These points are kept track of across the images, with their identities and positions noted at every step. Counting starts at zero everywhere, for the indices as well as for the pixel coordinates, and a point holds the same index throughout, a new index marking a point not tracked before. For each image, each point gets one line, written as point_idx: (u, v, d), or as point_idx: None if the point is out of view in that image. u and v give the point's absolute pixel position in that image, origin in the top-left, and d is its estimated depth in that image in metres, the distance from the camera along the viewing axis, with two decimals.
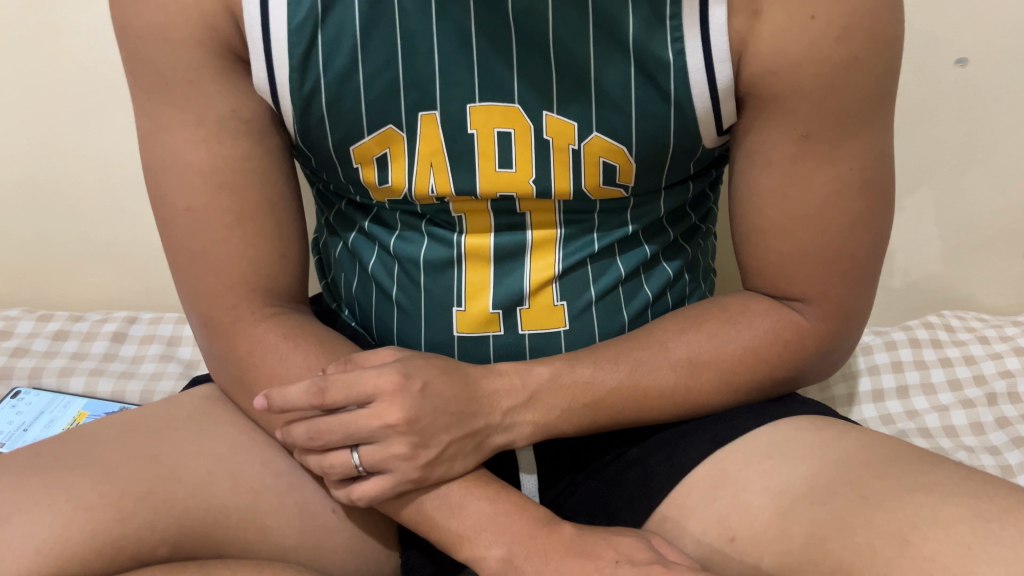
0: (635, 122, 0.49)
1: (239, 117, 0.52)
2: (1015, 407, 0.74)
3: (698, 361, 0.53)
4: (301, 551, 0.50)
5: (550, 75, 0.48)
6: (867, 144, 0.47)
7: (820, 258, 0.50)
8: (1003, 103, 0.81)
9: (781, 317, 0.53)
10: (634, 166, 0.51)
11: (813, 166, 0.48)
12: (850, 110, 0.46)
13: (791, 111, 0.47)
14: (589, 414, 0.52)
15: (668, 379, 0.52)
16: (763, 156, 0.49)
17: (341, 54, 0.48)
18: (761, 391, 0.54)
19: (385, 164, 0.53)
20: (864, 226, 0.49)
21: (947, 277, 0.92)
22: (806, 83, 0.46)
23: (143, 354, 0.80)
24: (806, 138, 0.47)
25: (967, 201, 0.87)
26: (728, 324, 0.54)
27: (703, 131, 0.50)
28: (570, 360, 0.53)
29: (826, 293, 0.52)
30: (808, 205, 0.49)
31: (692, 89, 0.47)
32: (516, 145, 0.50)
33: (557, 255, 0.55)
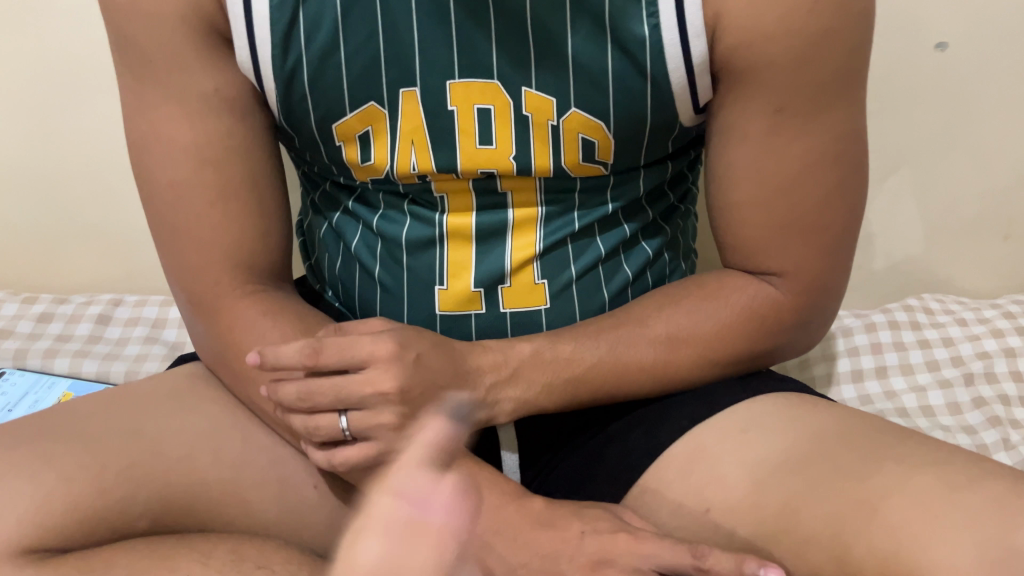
0: (613, 97, 0.50)
1: (225, 95, 0.52)
2: (991, 388, 0.75)
3: (675, 338, 0.53)
4: (283, 527, 0.50)
5: (529, 51, 0.49)
6: (838, 117, 0.48)
7: (793, 232, 0.51)
8: (980, 87, 0.82)
9: (758, 291, 0.54)
10: (613, 141, 0.52)
11: (785, 140, 0.49)
12: (820, 84, 0.47)
13: (766, 85, 0.47)
14: (565, 387, 0.52)
15: (647, 354, 0.53)
16: (737, 131, 0.50)
17: (322, 31, 0.49)
18: (740, 366, 0.55)
19: (367, 142, 0.53)
20: (837, 197, 0.50)
21: (926, 261, 0.94)
22: (779, 57, 0.46)
23: (128, 335, 0.80)
24: (780, 112, 0.48)
25: (945, 185, 0.88)
26: (702, 301, 0.55)
27: (681, 108, 0.51)
28: (552, 337, 0.54)
29: (801, 267, 0.53)
30: (782, 178, 0.50)
31: (668, 63, 0.48)
32: (496, 121, 0.51)
33: (537, 235, 0.56)
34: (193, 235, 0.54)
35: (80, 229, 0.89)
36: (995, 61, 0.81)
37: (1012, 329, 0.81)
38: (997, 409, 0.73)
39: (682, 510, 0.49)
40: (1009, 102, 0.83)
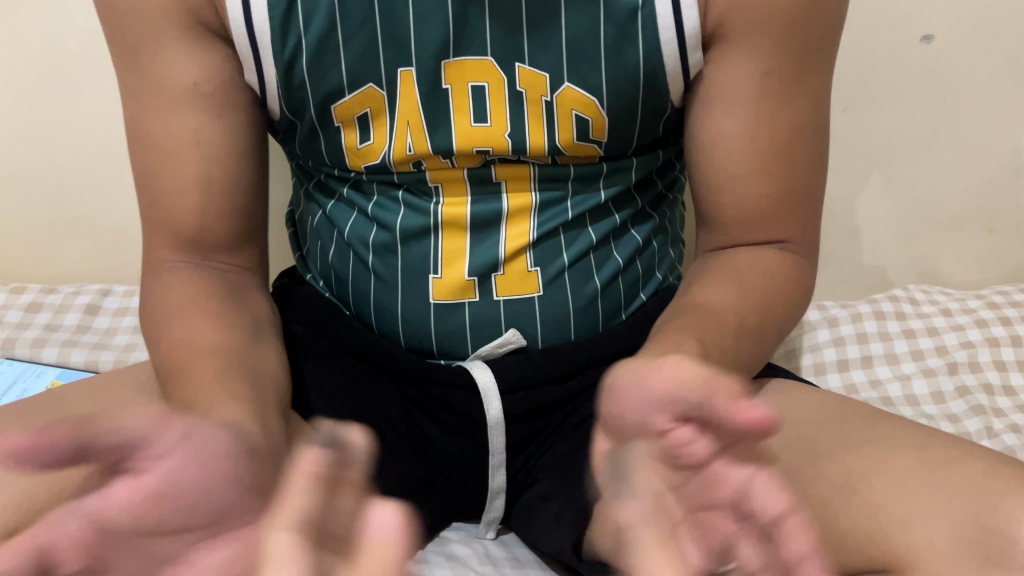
0: (606, 72, 0.50)
1: (201, 90, 0.53)
2: (974, 376, 0.76)
3: (763, 321, 0.52)
4: None
5: (520, 29, 0.50)
6: (816, 82, 0.52)
7: (791, 199, 0.53)
8: (964, 80, 0.83)
9: (777, 260, 0.54)
10: (607, 118, 0.52)
11: (773, 105, 0.51)
12: (800, 48, 0.50)
13: (752, 50, 0.50)
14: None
15: (745, 336, 0.51)
16: (725, 102, 0.52)
17: (320, 14, 0.49)
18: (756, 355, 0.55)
19: (365, 123, 0.54)
20: (816, 156, 0.54)
21: (912, 254, 0.95)
22: (765, 20, 0.49)
23: (117, 325, 0.80)
24: (767, 75, 0.51)
25: (931, 176, 0.89)
26: (761, 276, 0.54)
27: (672, 83, 0.52)
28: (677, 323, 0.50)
29: (805, 231, 0.55)
30: (773, 143, 0.52)
31: (661, 35, 0.49)
32: (491, 98, 0.51)
33: (531, 224, 0.56)
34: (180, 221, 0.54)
35: (67, 220, 0.89)
36: (979, 54, 0.82)
37: (995, 318, 0.82)
38: (980, 398, 0.74)
39: None
40: (993, 93, 0.84)
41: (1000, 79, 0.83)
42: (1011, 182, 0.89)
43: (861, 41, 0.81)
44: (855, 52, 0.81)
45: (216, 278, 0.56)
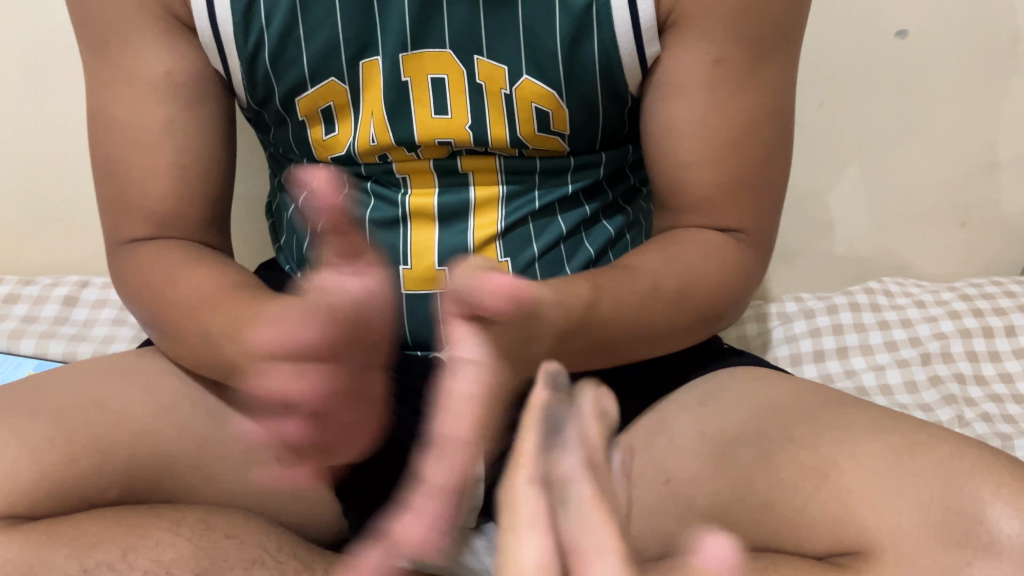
0: (564, 65, 0.50)
1: (173, 80, 0.54)
2: (946, 367, 0.77)
3: (684, 294, 0.52)
4: (247, 496, 0.51)
5: (478, 22, 0.50)
6: (774, 73, 0.52)
7: (738, 188, 0.53)
8: (937, 75, 0.84)
9: (730, 245, 0.54)
10: (567, 110, 0.53)
11: (727, 89, 0.51)
12: (761, 35, 0.50)
13: (708, 35, 0.50)
14: (596, 336, 0.49)
15: (716, 272, 0.53)
16: (677, 88, 0.52)
17: (280, 9, 0.49)
18: (688, 340, 0.54)
19: (329, 116, 0.54)
20: (774, 151, 0.53)
21: (884, 245, 0.96)
22: (721, 4, 0.49)
23: (95, 316, 0.80)
24: (719, 63, 0.50)
25: (904, 170, 0.91)
26: (698, 253, 0.53)
27: (629, 73, 0.52)
28: (660, 253, 0.53)
29: (757, 225, 0.54)
30: (731, 128, 0.51)
31: (617, 31, 0.49)
32: (450, 90, 0.52)
33: (498, 214, 0.57)
34: (156, 209, 0.54)
35: (42, 211, 0.89)
36: (952, 48, 0.82)
37: (968, 310, 0.84)
38: (952, 387, 0.75)
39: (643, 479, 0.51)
40: (967, 88, 0.85)
41: (974, 74, 0.84)
42: (983, 175, 0.91)
43: (838, 36, 0.81)
44: (831, 48, 0.82)
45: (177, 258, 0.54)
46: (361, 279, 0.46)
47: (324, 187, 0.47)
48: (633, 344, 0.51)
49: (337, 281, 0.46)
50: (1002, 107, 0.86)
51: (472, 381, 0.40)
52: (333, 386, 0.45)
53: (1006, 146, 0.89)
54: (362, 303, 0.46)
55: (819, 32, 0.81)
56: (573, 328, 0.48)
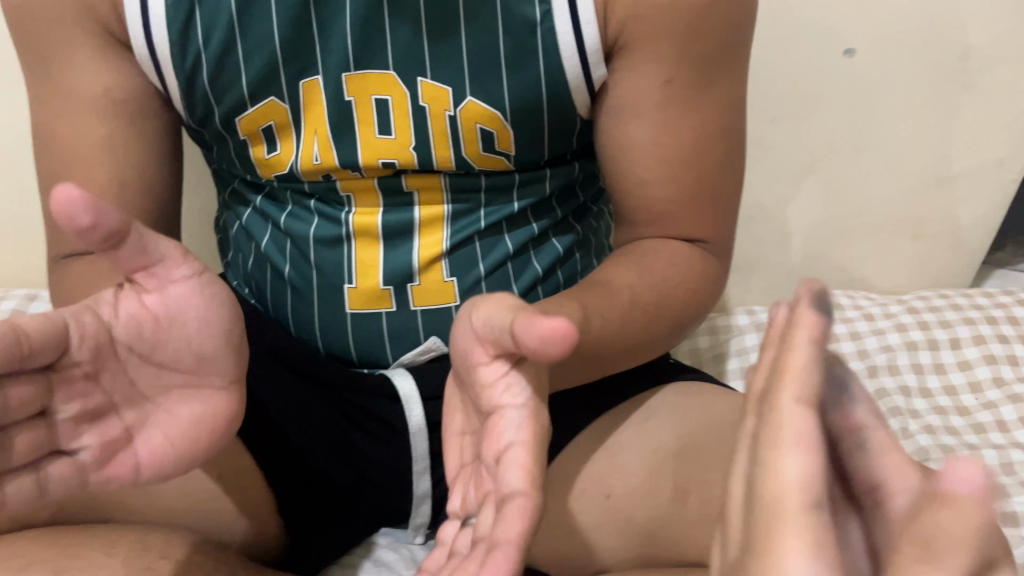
0: (507, 88, 0.51)
1: (113, 96, 0.53)
2: (892, 379, 0.79)
3: (656, 303, 0.53)
4: (191, 515, 0.51)
5: (420, 39, 0.50)
6: (721, 91, 0.53)
7: (697, 200, 0.54)
8: (887, 93, 0.86)
9: (695, 255, 0.55)
10: (511, 131, 0.53)
11: (676, 106, 0.52)
12: (706, 57, 0.51)
13: (656, 55, 0.51)
14: (577, 352, 0.49)
15: (681, 281, 0.54)
16: (627, 106, 0.53)
17: (218, 28, 0.49)
18: (657, 348, 0.55)
19: (271, 135, 0.54)
20: (731, 167, 0.55)
21: (836, 258, 0.98)
22: (668, 24, 0.50)
23: None
24: (669, 83, 0.52)
25: (855, 186, 0.92)
26: (667, 265, 0.54)
27: (577, 97, 0.52)
28: (638, 262, 0.54)
29: (717, 233, 0.56)
30: (682, 145, 0.53)
31: (563, 54, 0.50)
32: (394, 110, 0.52)
33: (444, 233, 0.57)
34: None
35: None
36: (901, 67, 0.84)
37: (915, 323, 0.85)
38: (897, 400, 0.77)
39: (586, 494, 0.52)
40: (917, 105, 0.86)
41: (923, 91, 0.85)
42: (933, 190, 0.93)
43: (787, 51, 0.82)
44: (781, 63, 0.83)
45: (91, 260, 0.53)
46: (164, 291, 0.41)
47: (92, 219, 0.35)
48: (617, 356, 0.53)
49: (136, 305, 0.41)
50: (954, 123, 0.88)
51: (521, 425, 0.39)
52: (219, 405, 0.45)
53: (958, 162, 0.90)
54: (182, 315, 0.42)
55: (769, 48, 0.82)
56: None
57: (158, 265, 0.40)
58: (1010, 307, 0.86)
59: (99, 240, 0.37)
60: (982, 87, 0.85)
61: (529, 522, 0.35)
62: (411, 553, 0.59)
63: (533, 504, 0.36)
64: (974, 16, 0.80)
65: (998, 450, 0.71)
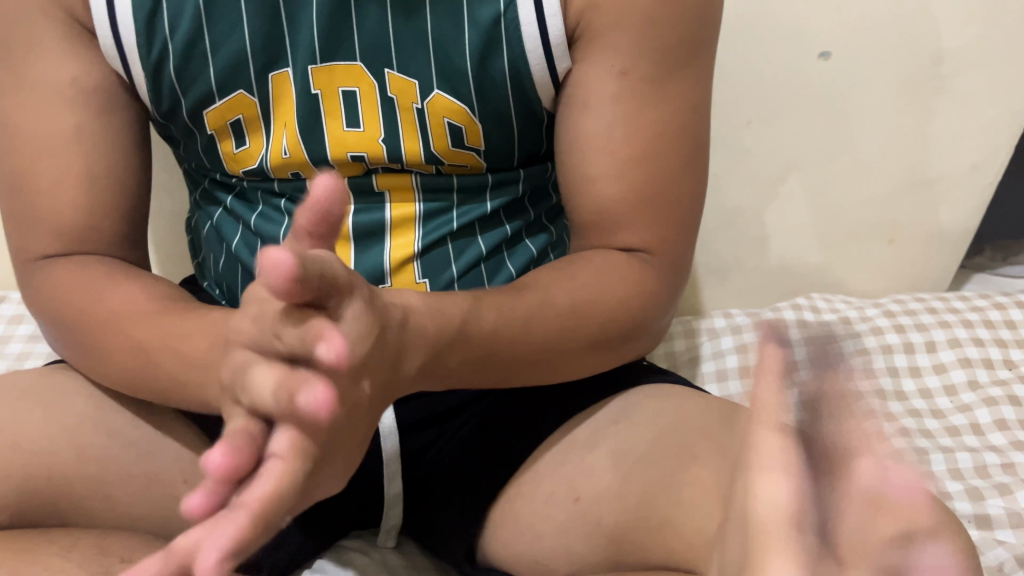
0: (474, 80, 0.51)
1: (81, 89, 0.53)
2: (868, 382, 0.79)
3: (577, 311, 0.50)
4: (151, 521, 0.50)
5: (387, 30, 0.50)
6: (682, 87, 0.52)
7: (645, 203, 0.52)
8: (862, 97, 0.86)
9: (633, 264, 0.52)
10: (480, 124, 0.53)
11: (631, 99, 0.51)
12: (668, 50, 0.50)
13: (616, 48, 0.50)
14: (474, 350, 0.47)
15: (618, 292, 0.52)
16: (585, 98, 0.52)
17: (185, 19, 0.49)
18: (596, 364, 0.53)
19: (239, 129, 0.54)
20: (688, 168, 0.52)
21: (812, 262, 0.99)
22: (629, 14, 0.49)
23: (11, 333, 0.78)
24: (625, 74, 0.51)
25: (831, 192, 0.93)
26: (597, 273, 0.52)
27: (541, 91, 0.53)
28: (558, 272, 0.52)
29: (659, 243, 0.53)
30: (637, 141, 0.51)
31: (527, 44, 0.50)
32: (362, 103, 0.52)
33: (416, 234, 0.57)
34: (65, 221, 0.53)
35: None
36: (876, 70, 0.84)
37: (891, 326, 0.85)
38: (873, 402, 0.77)
39: (555, 497, 0.52)
40: (893, 108, 0.87)
41: (899, 93, 0.85)
42: (907, 194, 0.93)
43: (763, 54, 0.82)
44: (757, 64, 0.83)
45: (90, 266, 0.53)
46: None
47: (339, 212, 0.36)
48: (538, 365, 0.50)
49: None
50: (930, 126, 0.88)
51: (320, 381, 0.34)
52: (246, 403, 0.40)
53: (933, 166, 0.91)
54: None
55: (745, 48, 0.82)
56: (446, 345, 0.45)
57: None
58: (986, 310, 0.86)
59: (314, 223, 0.35)
60: (957, 90, 0.85)
61: (284, 486, 0.34)
62: (383, 557, 0.58)
63: (291, 470, 0.34)
64: (949, 18, 0.80)
65: (973, 453, 0.71)
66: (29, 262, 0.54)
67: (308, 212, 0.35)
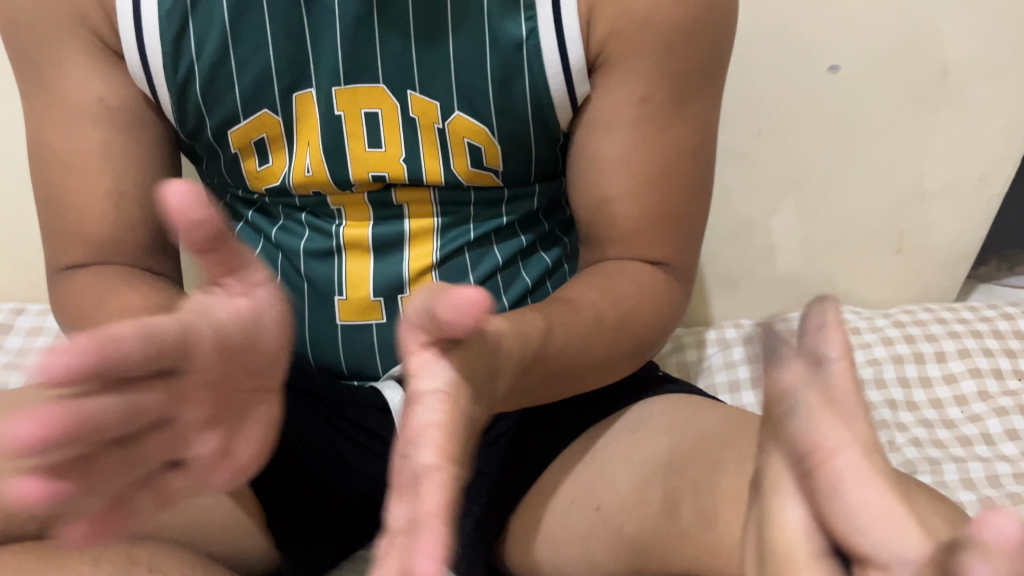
0: (494, 103, 0.52)
1: (109, 105, 0.53)
2: (879, 393, 0.79)
3: (621, 325, 0.52)
4: (176, 528, 0.51)
5: (410, 55, 0.51)
6: (696, 112, 0.54)
7: (665, 219, 0.54)
8: (870, 111, 0.87)
9: (657, 277, 0.55)
10: (498, 145, 0.54)
11: (650, 124, 0.53)
12: (685, 77, 0.52)
13: (634, 74, 0.52)
14: (547, 370, 0.48)
15: (648, 303, 0.54)
16: (603, 122, 0.53)
17: (212, 41, 0.50)
18: (613, 377, 0.54)
19: (263, 148, 0.55)
20: (701, 186, 0.55)
21: (820, 274, 1.00)
22: (645, 41, 0.51)
23: (30, 345, 0.79)
24: (645, 100, 0.52)
25: (842, 205, 0.94)
26: (629, 281, 0.53)
27: (560, 115, 0.54)
28: (604, 288, 0.53)
29: (679, 256, 0.56)
30: (655, 165, 0.53)
31: (548, 67, 0.51)
32: (384, 124, 0.53)
33: (434, 244, 0.58)
34: (95, 236, 0.54)
35: None
36: (883, 84, 0.85)
37: (902, 337, 0.85)
38: (884, 413, 0.77)
39: (575, 506, 0.52)
40: (900, 121, 0.87)
41: (905, 105, 0.86)
42: (915, 205, 0.94)
43: (771, 71, 0.83)
44: (764, 77, 0.84)
45: (120, 273, 0.53)
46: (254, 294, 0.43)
47: (204, 214, 0.37)
48: (567, 387, 0.51)
49: (230, 306, 0.42)
50: (936, 138, 0.89)
51: (439, 411, 0.33)
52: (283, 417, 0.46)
53: (938, 178, 0.91)
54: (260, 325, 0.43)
55: (752, 62, 0.83)
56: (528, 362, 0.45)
57: (244, 268, 0.42)
58: (995, 321, 0.87)
59: (197, 233, 0.38)
60: (964, 102, 0.86)
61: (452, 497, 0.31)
62: None
63: (452, 480, 0.32)
64: (954, 30, 0.81)
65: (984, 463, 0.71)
66: (59, 272, 0.54)
67: (176, 226, 0.37)
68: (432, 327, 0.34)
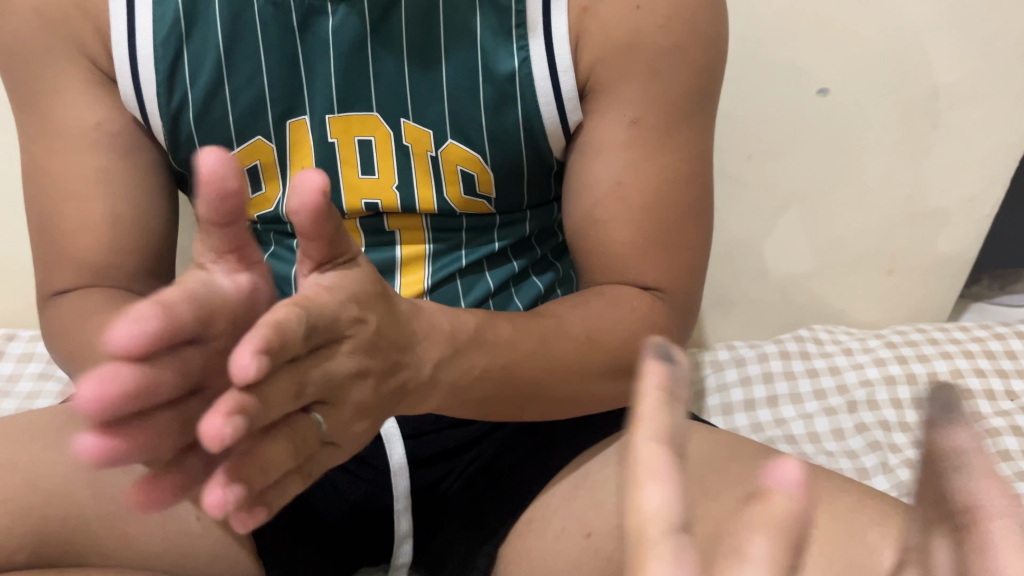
0: (486, 131, 0.53)
1: (106, 130, 0.53)
2: (872, 414, 0.79)
3: (593, 337, 0.52)
4: (165, 558, 0.50)
5: (403, 82, 0.52)
6: (689, 137, 0.53)
7: (653, 244, 0.53)
8: (861, 134, 0.87)
9: (647, 303, 0.54)
10: (492, 174, 0.55)
11: (640, 147, 0.52)
12: (677, 101, 0.52)
13: (623, 99, 0.52)
14: (494, 361, 0.48)
15: (631, 330, 0.52)
16: (594, 145, 0.53)
17: (206, 70, 0.51)
18: (590, 406, 0.54)
19: (256, 175, 0.55)
20: (697, 215, 0.54)
21: (812, 296, 1.00)
22: (633, 65, 0.51)
23: (21, 371, 0.78)
24: (635, 123, 0.52)
25: (833, 228, 0.94)
26: (608, 304, 0.53)
27: (553, 141, 0.54)
28: (574, 301, 0.53)
29: (674, 283, 0.54)
30: (646, 187, 0.52)
31: (539, 95, 0.51)
32: (377, 152, 0.54)
33: (425, 271, 0.58)
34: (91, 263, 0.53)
35: None
36: (875, 104, 0.85)
37: (894, 357, 0.86)
38: (877, 434, 0.77)
39: (566, 534, 0.52)
40: (893, 143, 0.88)
41: (894, 128, 0.87)
42: (906, 226, 0.94)
43: (762, 93, 0.84)
44: (755, 100, 0.85)
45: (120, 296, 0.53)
46: None
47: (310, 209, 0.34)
48: (535, 403, 0.51)
49: None
50: (925, 160, 0.89)
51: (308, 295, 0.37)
52: None
53: (928, 200, 0.92)
54: None
55: (742, 85, 0.84)
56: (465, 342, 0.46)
57: None
58: (987, 341, 0.87)
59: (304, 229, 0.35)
60: (952, 125, 0.87)
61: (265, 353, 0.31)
62: None
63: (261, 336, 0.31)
64: (942, 54, 0.82)
65: None
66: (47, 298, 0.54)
67: None
68: (315, 251, 0.37)
